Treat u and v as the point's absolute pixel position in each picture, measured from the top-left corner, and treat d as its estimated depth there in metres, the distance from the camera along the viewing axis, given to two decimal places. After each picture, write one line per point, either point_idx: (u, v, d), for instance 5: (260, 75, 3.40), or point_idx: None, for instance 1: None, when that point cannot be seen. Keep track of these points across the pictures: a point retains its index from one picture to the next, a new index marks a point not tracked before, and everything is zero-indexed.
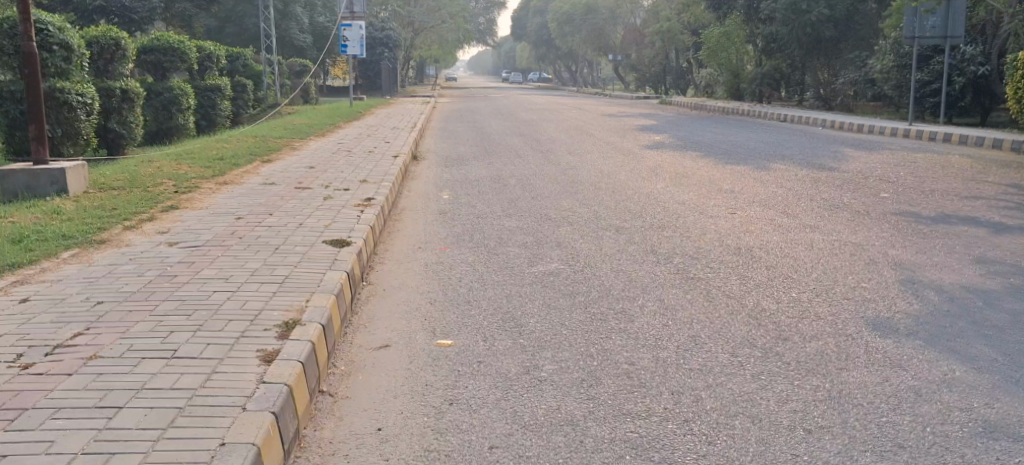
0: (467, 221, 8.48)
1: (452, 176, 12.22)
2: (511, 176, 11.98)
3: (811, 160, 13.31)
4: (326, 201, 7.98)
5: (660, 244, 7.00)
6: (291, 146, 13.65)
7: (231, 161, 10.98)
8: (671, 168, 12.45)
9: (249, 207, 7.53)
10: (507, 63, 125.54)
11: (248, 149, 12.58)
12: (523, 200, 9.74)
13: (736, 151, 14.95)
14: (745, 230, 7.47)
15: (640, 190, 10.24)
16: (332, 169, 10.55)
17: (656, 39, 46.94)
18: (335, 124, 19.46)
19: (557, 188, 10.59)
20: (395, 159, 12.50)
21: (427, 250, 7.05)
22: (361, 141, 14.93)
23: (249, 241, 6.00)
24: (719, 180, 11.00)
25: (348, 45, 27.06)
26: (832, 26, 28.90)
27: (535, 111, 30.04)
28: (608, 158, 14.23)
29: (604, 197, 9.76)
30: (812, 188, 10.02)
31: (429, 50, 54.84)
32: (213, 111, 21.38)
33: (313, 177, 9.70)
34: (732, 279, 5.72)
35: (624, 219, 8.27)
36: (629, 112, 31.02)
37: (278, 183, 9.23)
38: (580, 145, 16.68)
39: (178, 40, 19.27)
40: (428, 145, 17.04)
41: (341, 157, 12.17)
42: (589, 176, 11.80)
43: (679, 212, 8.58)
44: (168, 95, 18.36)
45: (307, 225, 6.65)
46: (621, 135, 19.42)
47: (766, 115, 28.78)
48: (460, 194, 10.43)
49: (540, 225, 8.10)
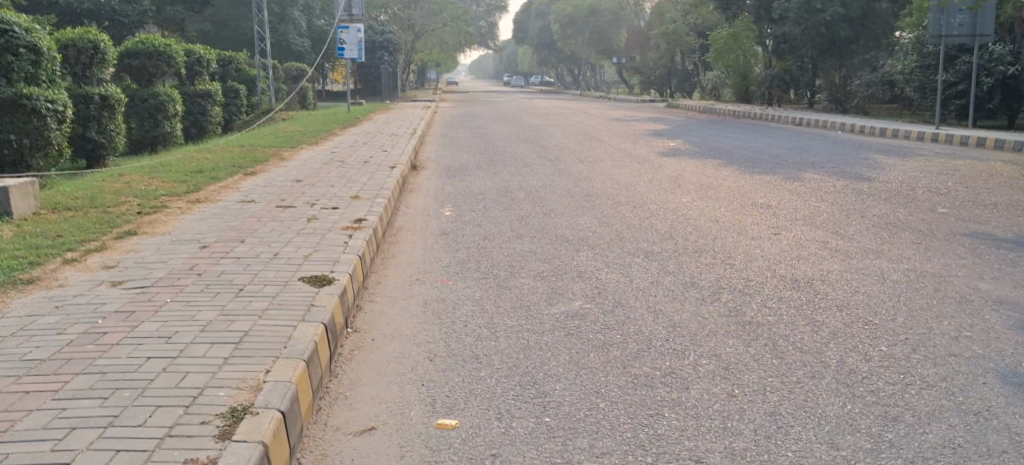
0: (473, 243, 7.44)
1: (455, 189, 11.19)
2: (520, 189, 10.95)
3: (843, 169, 12.28)
4: (311, 223, 6.95)
5: (701, 274, 5.97)
6: (279, 156, 12.62)
7: (210, 175, 9.96)
8: (693, 179, 11.44)
9: (219, 231, 6.49)
10: (509, 67, 124.56)
11: (232, 160, 11.56)
12: (535, 217, 8.71)
13: (760, 158, 13.89)
14: (798, 255, 6.44)
15: (664, 205, 9.21)
16: (321, 183, 9.52)
17: (661, 41, 45.88)
18: (330, 131, 18.46)
19: (572, 203, 9.57)
20: (392, 169, 11.45)
21: (426, 283, 6.00)
22: (356, 150, 13.90)
23: (207, 281, 4.93)
24: (749, 192, 9.97)
25: (345, 47, 25.86)
26: (847, 25, 27.84)
27: (539, 116, 29.03)
28: (622, 167, 13.19)
29: (625, 214, 8.73)
30: (856, 202, 8.99)
31: (429, 54, 53.83)
32: (203, 117, 20.40)
33: (300, 193, 8.66)
34: (799, 324, 4.70)
35: (652, 241, 7.25)
36: (637, 116, 29.99)
37: (259, 201, 8.19)
38: (590, 152, 15.65)
39: (164, 44, 18.26)
40: (429, 154, 16.02)
41: (333, 168, 11.14)
42: (604, 188, 10.79)
43: (713, 232, 7.55)
44: (154, 102, 17.39)
45: (284, 257, 5.59)
46: (633, 140, 18.38)
47: (779, 118, 27.72)
48: (465, 209, 9.41)
49: (556, 249, 7.07)
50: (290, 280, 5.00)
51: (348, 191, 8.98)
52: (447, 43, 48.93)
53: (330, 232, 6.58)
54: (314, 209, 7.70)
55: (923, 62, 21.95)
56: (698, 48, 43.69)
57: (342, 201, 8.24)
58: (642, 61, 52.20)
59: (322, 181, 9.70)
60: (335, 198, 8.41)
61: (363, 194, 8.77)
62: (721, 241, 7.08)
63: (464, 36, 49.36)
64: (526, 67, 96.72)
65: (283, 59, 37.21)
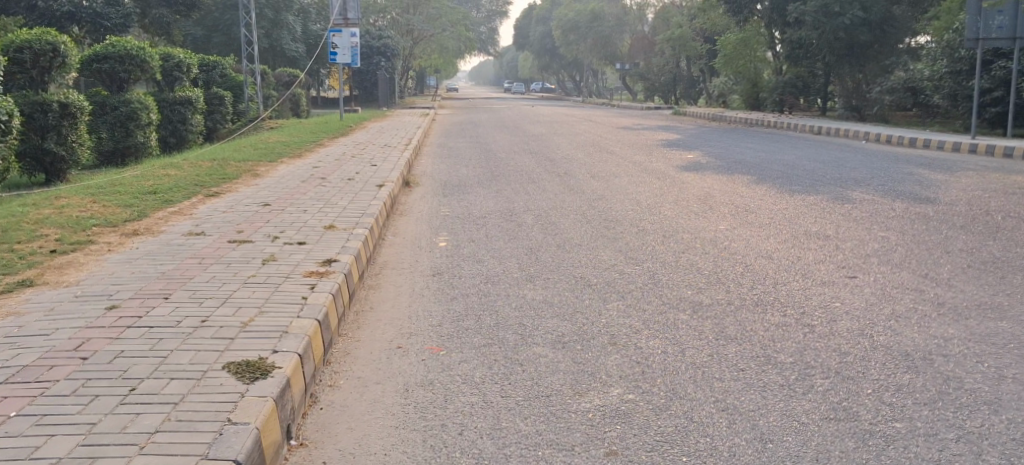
0: (472, 289, 5.99)
1: (453, 210, 9.75)
2: (526, 211, 9.50)
3: (893, 187, 10.78)
4: (265, 267, 5.49)
5: (775, 342, 4.53)
6: (254, 171, 11.22)
7: (164, 197, 8.53)
8: (725, 198, 9.96)
9: (143, 280, 5.04)
10: (510, 75, 123.36)
11: (197, 178, 10.13)
12: (546, 249, 7.27)
13: (794, 174, 12.40)
14: (893, 311, 4.98)
15: (698, 234, 7.73)
16: (293, 207, 8.07)
17: (667, 47, 44.44)
18: (320, 141, 17.08)
19: (588, 231, 8.08)
20: (380, 187, 10.02)
21: (410, 353, 4.56)
22: (343, 164, 12.47)
23: (89, 372, 3.50)
24: (795, 217, 8.47)
25: (337, 52, 24.26)
26: (867, 30, 26.37)
27: (544, 124, 27.62)
28: (641, 184, 11.73)
29: (655, 246, 7.26)
30: (928, 231, 7.51)
31: (428, 60, 52.47)
32: (183, 127, 19.01)
33: (263, 222, 7.19)
34: (944, 446, 3.27)
35: (698, 285, 5.81)
36: (646, 124, 28.52)
37: (211, 231, 6.72)
38: (601, 166, 14.19)
39: (138, 47, 16.82)
40: (425, 168, 14.55)
41: (312, 187, 9.68)
42: (621, 211, 9.31)
43: (768, 273, 6.07)
44: (126, 110, 16.04)
45: (215, 324, 4.15)
46: (647, 152, 16.89)
47: (795, 127, 26.30)
48: (463, 238, 7.98)
49: (577, 300, 5.62)
50: (209, 369, 3.58)
51: (323, 217, 7.52)
52: (446, 49, 47.58)
53: (288, 280, 5.13)
54: (275, 244, 6.24)
55: (953, 67, 20.39)
56: (707, 54, 42.20)
57: (313, 232, 6.80)
58: (647, 67, 50.74)
59: (294, 204, 8.25)
60: (302, 227, 6.97)
61: (339, 221, 7.31)
62: (785, 289, 5.59)
63: (464, 42, 47.97)
64: (528, 74, 95.28)
65: (277, 65, 35.82)
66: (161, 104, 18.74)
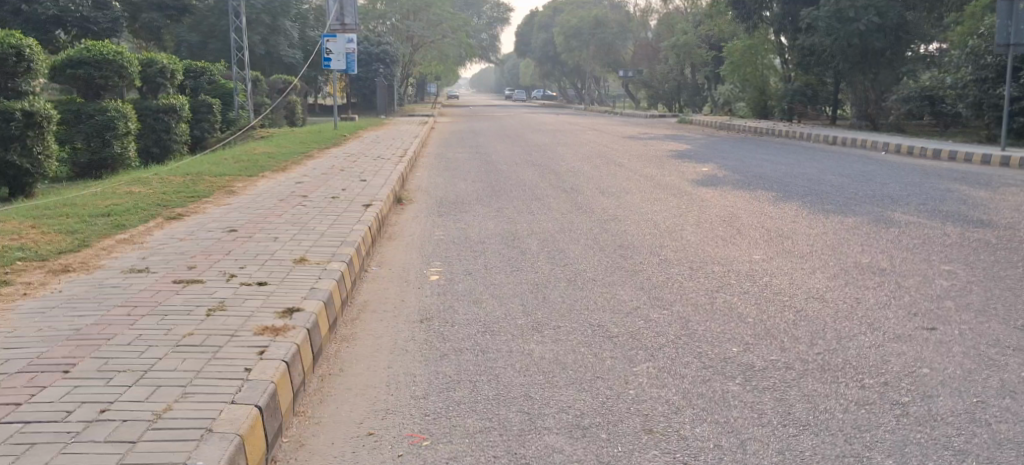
0: (467, 341, 4.91)
1: (450, 233, 8.70)
2: (530, 235, 8.44)
3: (936, 206, 9.72)
4: (208, 321, 4.44)
5: (861, 432, 3.48)
6: (229, 188, 10.18)
7: (116, 221, 7.47)
8: (753, 220, 8.89)
9: (48, 343, 3.99)
10: (511, 82, 122.53)
11: (162, 197, 9.07)
12: (554, 287, 6.21)
13: (822, 190, 11.35)
14: (1005, 385, 3.92)
15: (731, 267, 6.66)
16: (262, 233, 7.03)
17: (672, 54, 43.45)
18: (308, 152, 16.03)
19: (603, 263, 7.00)
20: (367, 207, 8.96)
21: (382, 449, 3.51)
22: (329, 179, 11.42)
23: None
24: (838, 246, 7.41)
25: (330, 58, 23.09)
26: (882, 36, 25.34)
27: (546, 133, 26.62)
28: (656, 202, 10.67)
29: (682, 281, 6.20)
30: (1001, 264, 6.45)
31: (428, 67, 51.54)
32: (167, 136, 18.04)
33: (223, 253, 6.13)
34: None
35: (744, 340, 4.72)
36: (652, 133, 27.49)
37: (157, 267, 5.67)
38: (610, 181, 13.14)
39: (115, 51, 15.77)
40: (419, 182, 13.52)
41: (290, 208, 8.64)
42: (638, 235, 8.26)
43: (828, 323, 5.00)
44: (101, 119, 14.99)
45: (114, 421, 3.14)
46: (659, 164, 15.86)
47: (808, 137, 25.26)
48: (459, 269, 6.92)
49: (597, 360, 4.54)
50: None
51: (294, 247, 6.47)
52: (446, 56, 46.59)
53: (232, 340, 4.07)
54: (229, 286, 5.18)
55: (978, 75, 19.30)
56: (712, 61, 41.23)
57: (281, 267, 5.75)
58: (650, 74, 49.74)
59: (264, 230, 7.19)
60: (268, 261, 5.92)
61: (312, 253, 6.26)
62: (853, 347, 4.53)
63: (464, 49, 46.98)
64: (529, 81, 94.36)
65: (271, 71, 34.79)
66: (143, 113, 17.78)
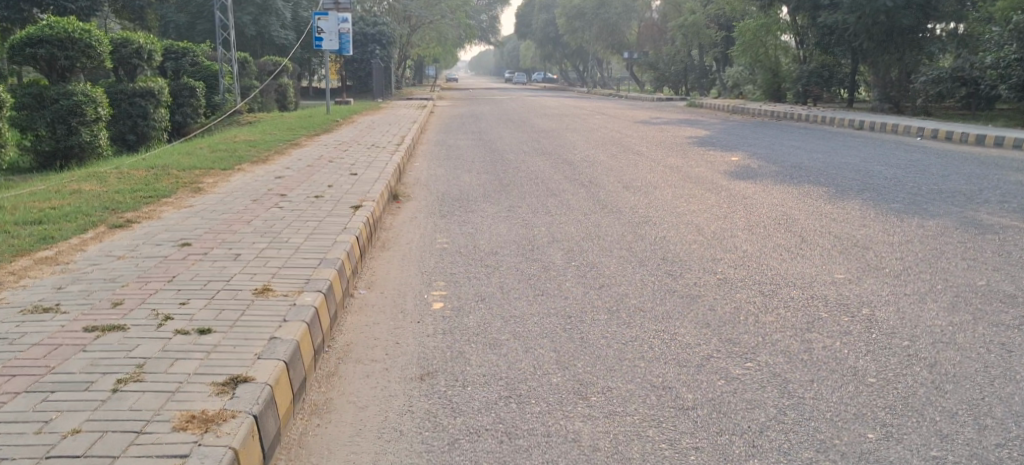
0: (482, 416, 3.56)
1: (456, 242, 7.34)
2: (552, 245, 7.09)
3: (1021, 205, 8.39)
4: (108, 404, 3.07)
5: None
6: (198, 185, 8.80)
7: (47, 230, 6.07)
8: (814, 226, 7.52)
9: None
10: (511, 64, 120.92)
11: (113, 198, 7.65)
12: (592, 320, 4.86)
13: (877, 185, 10.00)
14: None
15: (812, 292, 5.29)
16: (221, 249, 5.64)
17: (680, 34, 41.93)
18: (296, 140, 14.65)
19: (647, 286, 5.63)
20: (357, 208, 7.59)
21: None
22: (315, 173, 10.07)
23: None
24: (935, 259, 6.07)
25: (323, 38, 21.57)
26: (909, 14, 23.88)
27: (551, 118, 25.25)
28: (692, 200, 9.30)
29: (755, 315, 4.83)
30: None
31: (426, 49, 50.00)
32: (145, 122, 16.68)
33: (162, 283, 4.71)
34: None
35: (880, 418, 3.41)
36: (664, 118, 26.11)
37: (69, 304, 4.27)
38: (632, 174, 11.78)
39: (83, 29, 14.36)
40: (418, 174, 12.19)
41: (264, 212, 7.25)
42: (681, 245, 6.90)
43: (984, 388, 3.64)
44: (67, 103, 13.57)
45: None
46: (683, 154, 14.49)
47: (831, 120, 23.89)
48: (468, 295, 5.56)
49: (674, 453, 3.23)
50: None
51: (257, 272, 5.07)
52: (446, 37, 45.04)
53: (135, 443, 2.82)
54: (159, 336, 3.77)
55: None
56: (721, 42, 39.77)
57: (237, 303, 4.33)
58: (656, 55, 48.27)
59: (224, 245, 5.78)
60: (221, 293, 4.52)
61: (279, 280, 4.85)
62: None
63: (464, 29, 45.43)
64: (529, 63, 92.59)
65: (263, 52, 33.27)
66: (118, 97, 16.37)
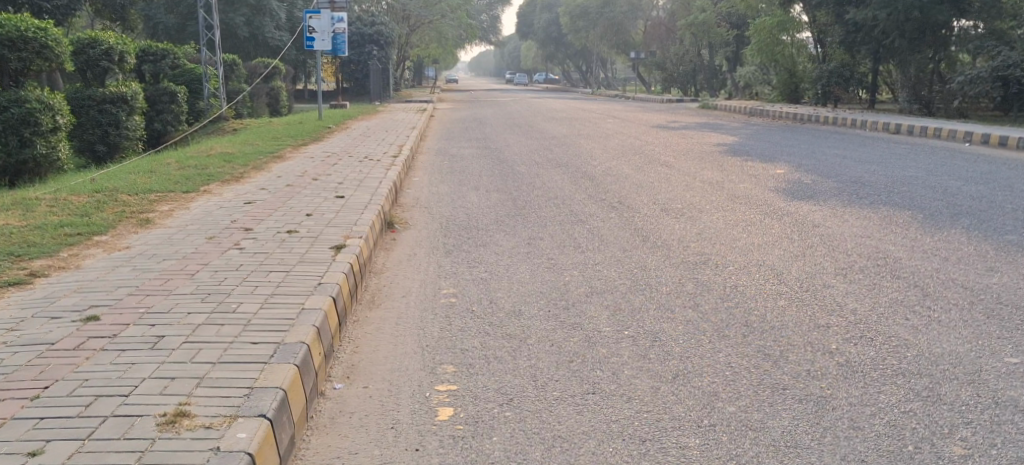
0: None
1: (466, 294, 5.72)
2: (593, 301, 5.46)
3: None
4: None
5: None
6: (147, 216, 7.15)
7: None
8: (923, 270, 5.90)
9: None
10: (512, 67, 119.20)
11: (26, 237, 6.00)
12: (689, 453, 3.27)
13: (967, 207, 8.38)
14: None
15: (989, 390, 3.70)
16: (138, 326, 3.97)
17: (689, 33, 40.36)
18: (282, 151, 13.03)
19: (740, 374, 4.01)
20: (337, 250, 5.93)
21: None
22: (296, 196, 8.44)
23: None
24: None
25: (315, 38, 19.75)
26: (944, 9, 22.21)
27: (561, 122, 23.65)
28: (752, 228, 7.65)
29: (931, 443, 3.27)
30: None
31: (426, 49, 48.33)
32: (116, 131, 15.07)
33: (19, 404, 3.11)
34: None
35: None
36: (681, 121, 24.47)
37: None
38: (667, 192, 10.16)
39: (39, 27, 12.64)
40: (418, 192, 10.56)
41: (218, 257, 5.61)
42: (760, 301, 5.28)
43: None
44: (19, 111, 11.84)
45: None
46: (717, 164, 12.87)
47: (861, 123, 22.21)
48: (489, 392, 3.91)
49: None
50: None
51: (175, 374, 3.39)
52: (447, 37, 43.40)
53: None
54: None
55: None
56: (733, 41, 38.10)
57: (119, 455, 2.76)
58: (663, 56, 46.65)
59: (147, 317, 4.12)
60: (103, 428, 2.91)
61: (202, 395, 3.19)
62: None
63: (465, 29, 43.78)
64: (530, 64, 90.82)
65: (256, 54, 31.63)
66: (85, 104, 14.74)
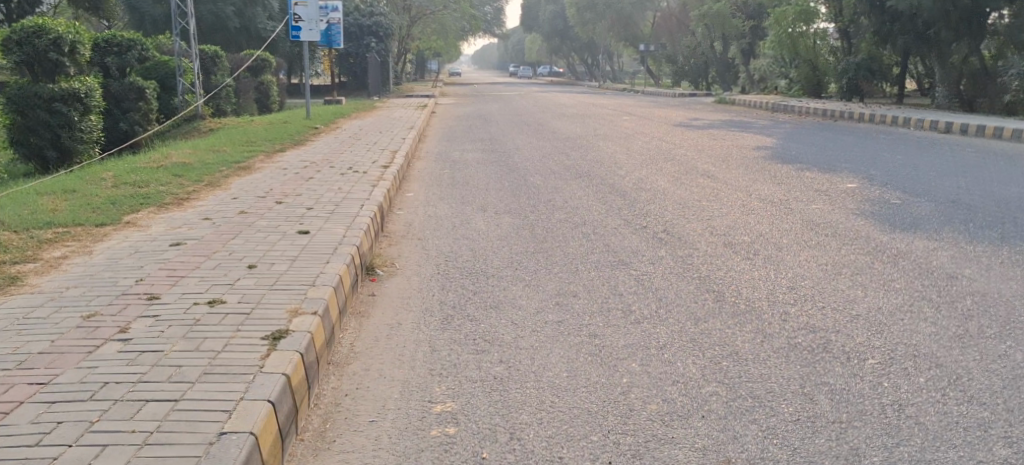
0: None
1: (472, 414, 3.66)
2: (683, 439, 3.39)
3: None
4: None
5: None
6: (19, 271, 5.04)
7: None
8: None
9: None
10: (517, 58, 116.73)
11: None
12: None
13: None
14: None
15: None
16: None
17: (702, 24, 38.04)
18: (251, 160, 10.92)
19: None
20: (270, 339, 3.84)
21: None
22: (244, 230, 6.36)
23: None
24: None
25: (300, 27, 17.42)
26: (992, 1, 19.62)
27: (573, 119, 21.50)
28: (865, 281, 5.56)
29: None
30: None
31: (427, 40, 46.01)
32: (67, 133, 12.62)
33: None
34: None
35: None
36: (703, 119, 22.28)
37: None
38: (722, 217, 8.02)
39: None
40: (408, 215, 8.49)
41: (74, 363, 3.56)
42: (960, 449, 3.23)
43: None
44: None
45: None
46: (769, 175, 10.75)
47: (904, 121, 19.98)
48: None
49: None
50: None
51: None
52: (447, 28, 41.06)
53: None
54: None
55: None
56: (749, 32, 35.75)
57: None
58: (674, 48, 44.34)
59: None
60: None
61: None
62: None
63: (467, 20, 41.50)
64: (534, 57, 88.41)
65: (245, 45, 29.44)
66: (30, 102, 12.32)
